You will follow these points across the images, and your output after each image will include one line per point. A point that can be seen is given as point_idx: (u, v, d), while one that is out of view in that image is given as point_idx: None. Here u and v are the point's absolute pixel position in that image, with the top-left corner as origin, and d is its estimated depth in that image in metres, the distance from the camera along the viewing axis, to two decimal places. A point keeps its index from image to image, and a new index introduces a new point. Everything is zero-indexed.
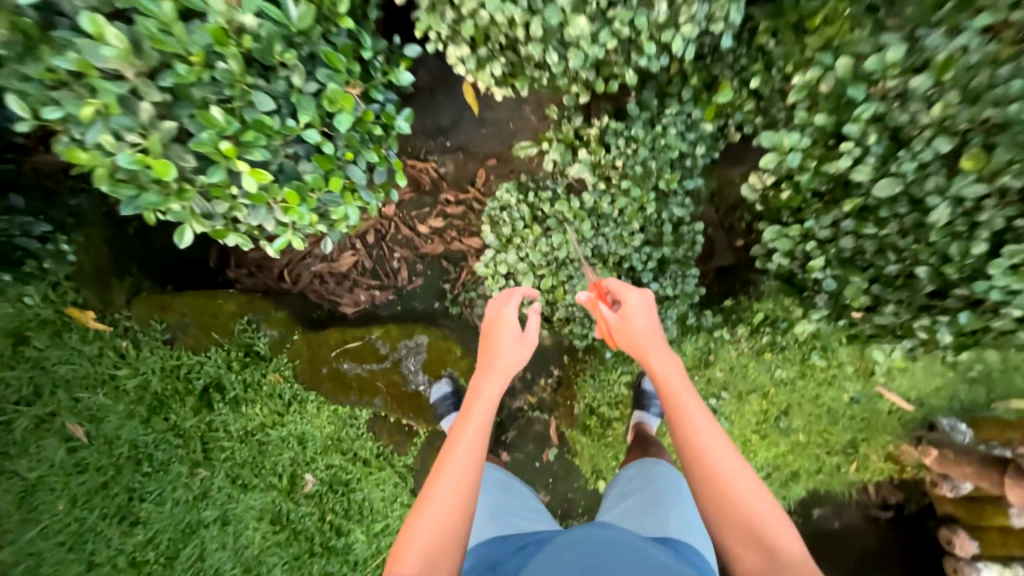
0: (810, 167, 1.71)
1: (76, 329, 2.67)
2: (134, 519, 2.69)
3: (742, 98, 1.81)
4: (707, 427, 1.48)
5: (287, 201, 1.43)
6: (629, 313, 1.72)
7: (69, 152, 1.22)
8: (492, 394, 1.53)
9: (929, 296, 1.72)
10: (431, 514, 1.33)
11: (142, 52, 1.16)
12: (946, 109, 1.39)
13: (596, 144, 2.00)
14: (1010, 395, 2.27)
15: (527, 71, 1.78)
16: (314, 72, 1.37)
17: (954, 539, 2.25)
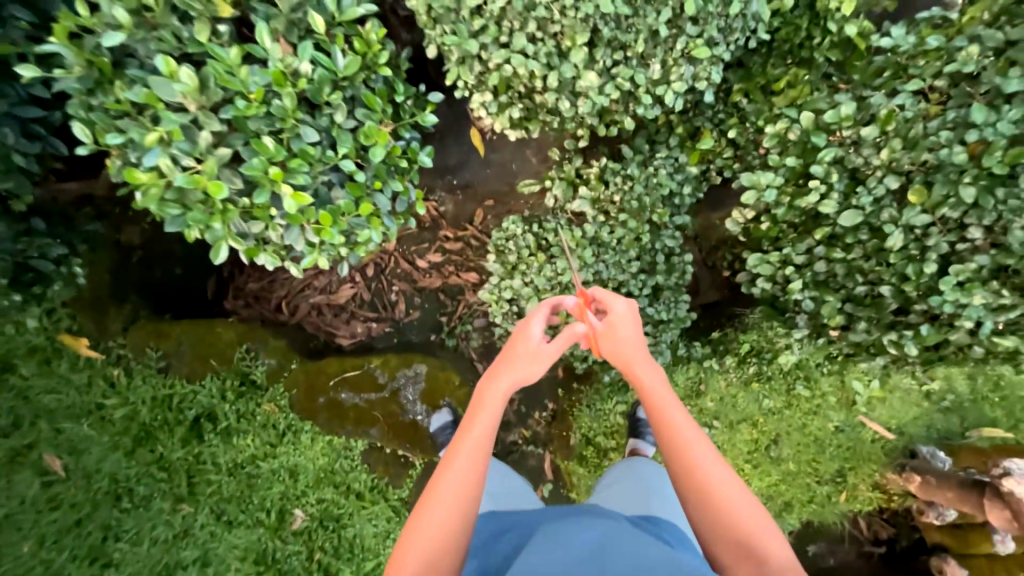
0: (784, 202, 1.89)
1: (66, 356, 2.62)
2: (107, 560, 2.54)
3: (722, 145, 2.03)
4: (700, 442, 1.45)
5: (322, 223, 1.52)
6: (615, 325, 1.67)
7: (129, 172, 1.33)
8: (492, 409, 1.50)
9: (894, 313, 1.89)
10: (427, 528, 1.35)
11: (208, 90, 1.33)
12: (892, 153, 1.66)
13: (596, 182, 2.11)
14: (981, 424, 2.40)
15: (540, 116, 1.97)
16: (353, 111, 1.53)
17: (945, 567, 2.29)
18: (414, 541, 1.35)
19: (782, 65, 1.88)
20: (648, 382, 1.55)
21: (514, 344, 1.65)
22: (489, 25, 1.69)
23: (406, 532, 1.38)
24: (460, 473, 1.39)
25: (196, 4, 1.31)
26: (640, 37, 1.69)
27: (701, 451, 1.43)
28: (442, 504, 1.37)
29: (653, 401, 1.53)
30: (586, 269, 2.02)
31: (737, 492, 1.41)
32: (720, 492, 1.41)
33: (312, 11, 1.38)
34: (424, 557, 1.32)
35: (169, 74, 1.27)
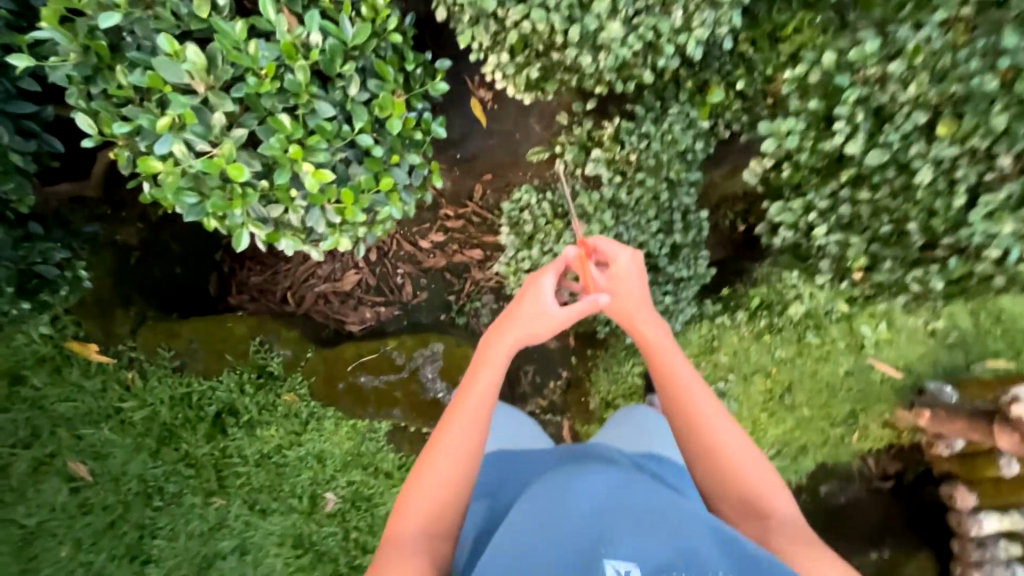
0: (808, 147, 1.84)
1: (77, 363, 2.60)
2: (147, 557, 2.56)
3: (730, 100, 1.99)
4: (703, 393, 1.62)
5: (344, 201, 1.48)
6: (624, 280, 1.78)
7: (143, 161, 1.32)
8: (493, 370, 1.59)
9: (921, 249, 1.86)
10: (428, 484, 1.46)
11: (217, 68, 1.28)
12: (920, 87, 1.57)
13: (612, 141, 2.10)
14: (984, 356, 2.48)
15: (558, 75, 1.95)
16: (365, 83, 1.48)
17: (955, 493, 2.42)
18: (414, 495, 1.46)
19: (788, 10, 1.76)
20: (653, 338, 1.71)
21: (520, 301, 1.69)
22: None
23: (408, 487, 1.49)
24: (461, 433, 1.50)
25: None
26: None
27: (705, 400, 1.60)
28: (442, 461, 1.47)
29: (658, 355, 1.68)
30: (608, 232, 2.06)
31: (737, 439, 1.58)
32: (721, 438, 1.57)
33: None
34: (426, 511, 1.44)
35: (173, 54, 1.23)
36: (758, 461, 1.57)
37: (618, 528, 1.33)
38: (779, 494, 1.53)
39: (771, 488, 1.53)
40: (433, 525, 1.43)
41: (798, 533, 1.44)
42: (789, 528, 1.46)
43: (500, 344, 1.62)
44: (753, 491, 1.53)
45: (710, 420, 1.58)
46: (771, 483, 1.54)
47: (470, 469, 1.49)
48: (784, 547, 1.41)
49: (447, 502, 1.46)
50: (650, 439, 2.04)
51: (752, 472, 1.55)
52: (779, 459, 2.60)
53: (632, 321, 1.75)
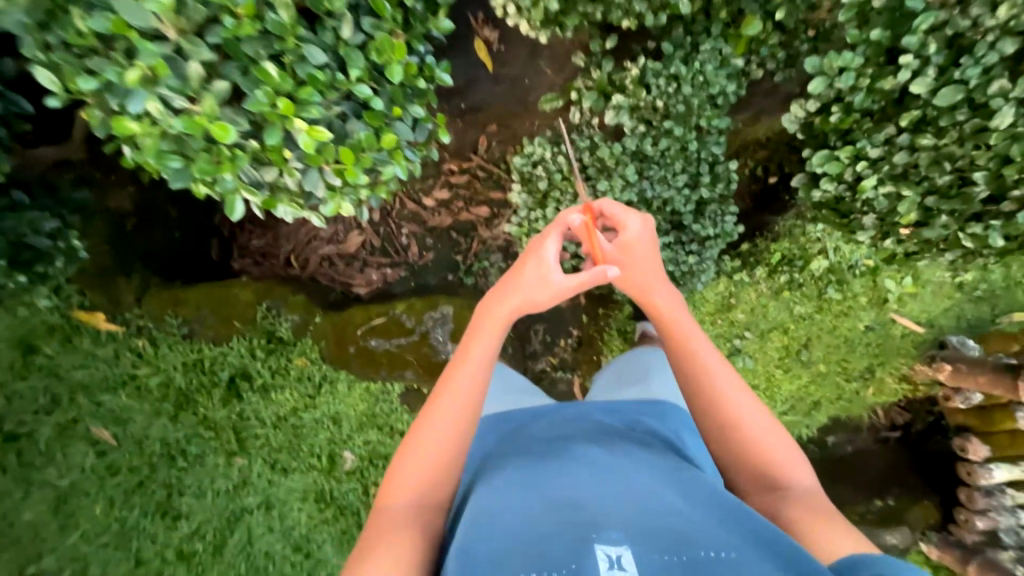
0: (864, 86, 1.64)
1: (87, 332, 2.59)
2: (177, 513, 2.68)
3: (768, 33, 1.76)
4: (718, 366, 1.56)
5: (343, 161, 1.36)
6: (634, 251, 1.64)
7: (117, 122, 1.17)
8: (488, 341, 1.51)
9: (985, 202, 1.65)
10: (416, 453, 1.44)
11: (188, 8, 1.12)
12: (1013, 9, 1.36)
13: (636, 85, 1.85)
14: (1012, 310, 2.40)
15: (579, 6, 1.75)
16: (359, 21, 1.31)
17: (967, 446, 2.40)
18: (403, 464, 1.44)
19: None
20: (667, 311, 1.62)
21: (522, 268, 1.56)
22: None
23: (399, 455, 1.47)
24: (453, 404, 1.45)
25: None
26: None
27: (720, 370, 1.55)
28: (431, 431, 1.44)
29: (673, 327, 1.61)
30: (630, 189, 1.89)
31: (754, 412, 1.51)
32: (736, 407, 1.51)
33: None
34: (416, 480, 1.42)
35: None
36: (776, 434, 1.51)
37: (614, 502, 1.30)
38: (797, 467, 1.47)
39: (788, 460, 1.48)
40: (421, 495, 1.42)
41: (815, 507, 1.39)
42: (808, 501, 1.41)
43: (496, 314, 1.52)
44: (769, 462, 1.48)
45: (726, 394, 1.52)
46: (788, 456, 1.49)
47: (462, 439, 1.46)
48: (800, 520, 1.36)
49: (435, 473, 1.43)
50: (649, 384, 1.99)
51: (770, 445, 1.49)
52: (791, 414, 2.59)
53: (644, 295, 1.64)
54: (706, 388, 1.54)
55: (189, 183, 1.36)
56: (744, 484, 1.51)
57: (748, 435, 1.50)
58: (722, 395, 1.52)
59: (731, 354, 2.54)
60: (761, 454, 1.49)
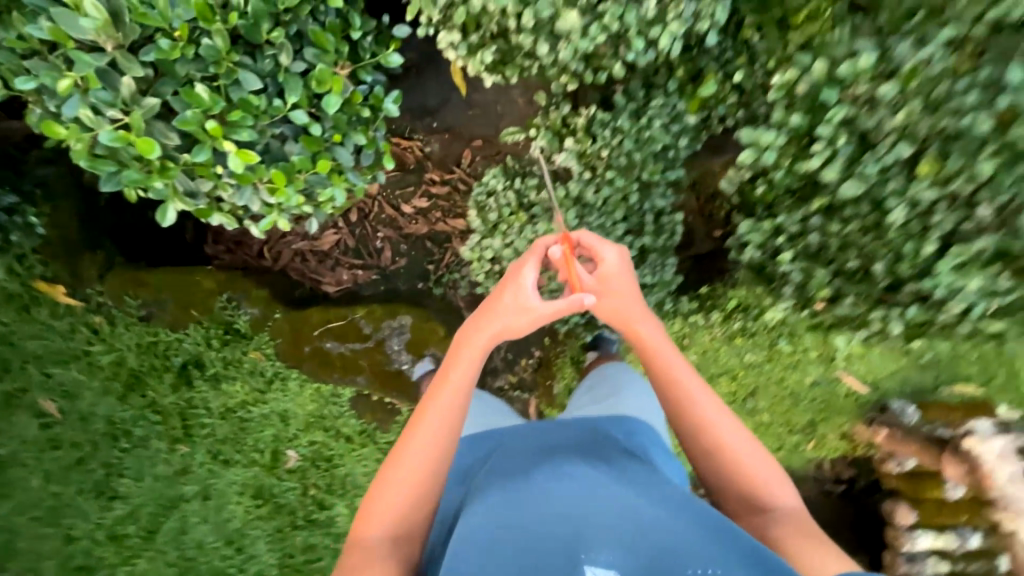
0: (784, 166, 1.53)
1: (45, 303, 2.58)
2: (114, 494, 2.66)
3: (726, 92, 1.69)
4: (702, 395, 1.45)
5: (274, 182, 1.36)
6: (613, 282, 1.55)
7: (44, 125, 1.19)
8: (465, 364, 1.41)
9: (885, 289, 1.55)
10: (392, 485, 1.35)
11: (122, 25, 1.13)
12: (910, 117, 1.26)
13: (584, 134, 1.88)
14: (954, 380, 2.32)
15: (518, 60, 1.63)
16: (301, 52, 1.31)
17: (896, 509, 2.52)
18: (379, 497, 1.35)
19: None
20: (653, 342, 1.49)
21: (500, 292, 1.45)
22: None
23: (373, 488, 1.38)
24: (429, 430, 1.36)
25: None
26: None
27: (705, 400, 1.45)
28: (406, 462, 1.35)
29: (655, 358, 1.49)
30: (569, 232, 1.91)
31: (739, 433, 1.43)
32: (722, 434, 1.43)
33: None
34: (389, 513, 1.33)
35: (74, 7, 1.08)
36: (758, 453, 1.44)
37: (589, 523, 1.20)
38: (781, 487, 1.40)
39: (774, 480, 1.41)
40: (396, 529, 1.34)
41: (804, 528, 1.32)
42: (795, 521, 1.34)
43: (472, 347, 1.41)
44: (755, 485, 1.40)
45: (711, 423, 1.44)
46: (771, 474, 1.42)
47: (439, 462, 1.37)
48: (788, 541, 1.30)
49: (410, 503, 1.35)
50: (620, 399, 1.86)
51: (753, 466, 1.42)
52: None
53: (629, 324, 1.51)
54: (687, 414, 1.46)
55: (122, 188, 1.35)
56: (731, 506, 1.45)
57: (733, 460, 1.42)
58: (706, 420, 1.44)
59: None
60: (745, 476, 1.41)
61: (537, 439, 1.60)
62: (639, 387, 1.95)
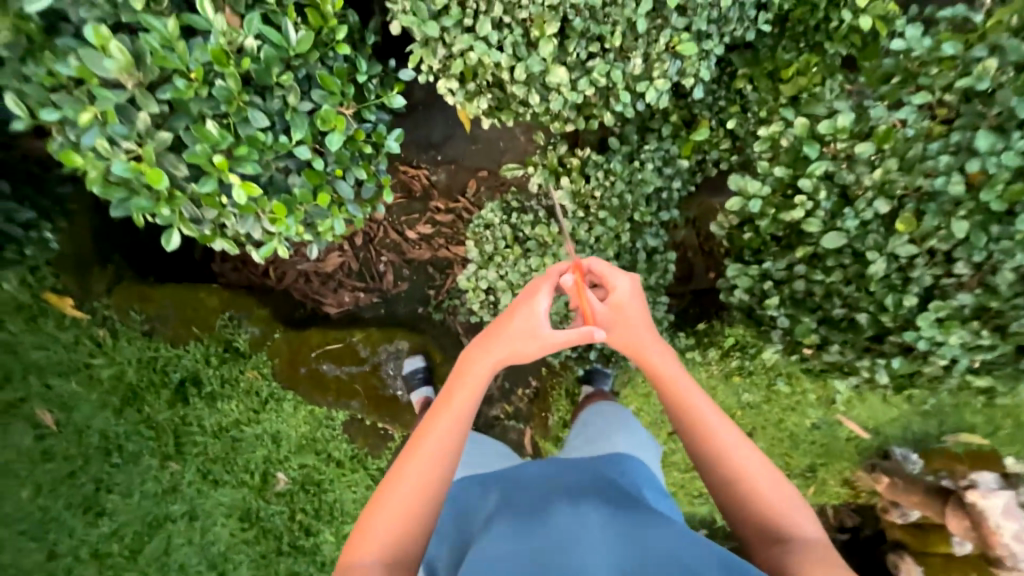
0: (769, 215, 1.57)
1: (53, 314, 2.65)
2: (100, 510, 2.65)
3: (719, 137, 1.76)
4: (717, 422, 1.38)
5: (276, 213, 1.34)
6: (626, 311, 1.46)
7: (63, 154, 1.20)
8: (470, 384, 1.37)
9: (870, 338, 1.59)
10: (391, 505, 1.27)
11: (144, 65, 1.14)
12: (887, 174, 1.41)
13: (577, 173, 1.76)
14: (959, 430, 2.37)
15: (512, 107, 1.59)
16: (309, 93, 1.30)
17: (901, 563, 2.37)
18: (376, 519, 1.27)
19: (794, 49, 1.62)
20: (661, 367, 1.44)
21: (511, 313, 1.42)
22: (452, 6, 1.41)
23: (369, 510, 1.30)
24: (429, 448, 1.31)
25: None
26: (618, 31, 1.41)
27: (718, 425, 1.37)
28: (405, 482, 1.28)
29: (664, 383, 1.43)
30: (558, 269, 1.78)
31: (752, 457, 1.33)
32: (739, 461, 1.33)
33: None
34: (386, 537, 1.25)
35: (100, 47, 1.09)
36: (774, 480, 1.32)
37: (588, 554, 1.22)
38: (800, 514, 1.28)
39: (795, 513, 1.28)
40: (390, 557, 1.24)
41: (826, 559, 1.17)
42: (816, 552, 1.19)
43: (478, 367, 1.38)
44: (774, 516, 1.28)
45: (723, 448, 1.35)
46: (790, 500, 1.29)
47: (439, 485, 1.30)
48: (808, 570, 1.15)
49: (407, 527, 1.26)
50: (614, 438, 1.77)
51: (770, 492, 1.30)
52: None
53: (640, 350, 1.46)
54: (696, 437, 1.38)
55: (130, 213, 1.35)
56: (749, 539, 1.29)
57: (748, 487, 1.31)
58: (717, 443, 1.35)
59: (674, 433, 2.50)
60: (759, 503, 1.29)
61: (538, 479, 1.56)
62: (632, 425, 1.87)
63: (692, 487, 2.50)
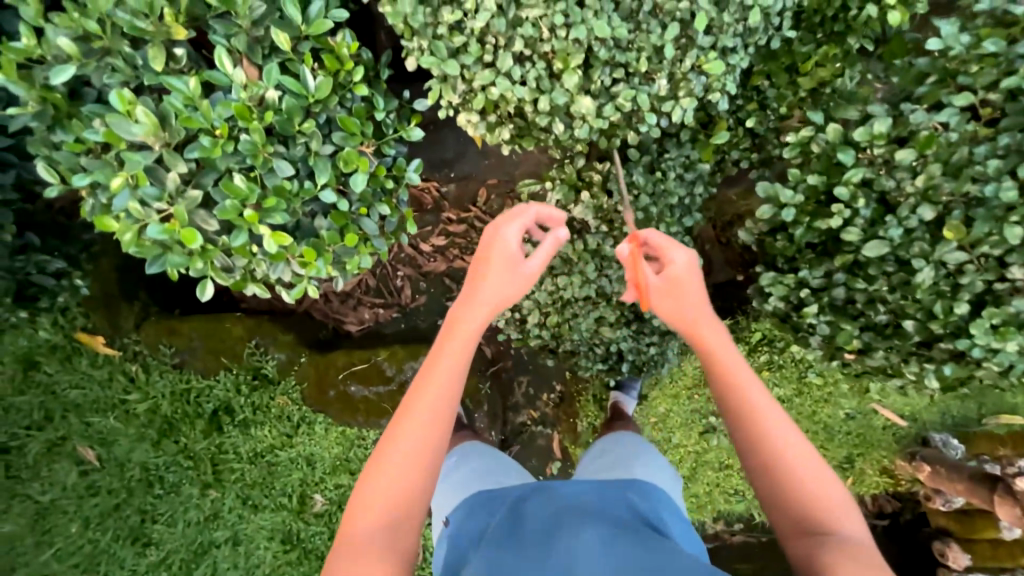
0: (803, 223, 1.54)
1: (86, 354, 2.69)
2: (147, 540, 2.73)
3: (738, 137, 1.72)
4: (766, 405, 1.19)
5: (305, 257, 1.35)
6: (683, 287, 1.26)
7: (98, 221, 1.19)
8: (460, 354, 1.21)
9: (918, 344, 1.51)
10: (388, 464, 1.15)
11: (169, 126, 1.16)
12: (930, 179, 1.34)
13: (600, 188, 1.67)
14: (998, 412, 2.32)
15: (534, 134, 1.58)
16: (330, 136, 1.29)
17: (947, 551, 2.32)
18: (372, 479, 1.15)
19: (810, 41, 1.57)
20: (713, 344, 1.24)
21: (497, 263, 1.25)
22: (471, 43, 1.37)
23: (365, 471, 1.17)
24: (426, 405, 1.17)
25: (146, 29, 1.07)
26: (644, 57, 1.37)
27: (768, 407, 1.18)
28: (403, 440, 1.15)
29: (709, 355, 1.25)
30: (588, 286, 1.72)
31: (798, 439, 1.16)
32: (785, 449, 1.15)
33: (273, 26, 1.14)
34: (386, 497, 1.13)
35: (126, 112, 1.11)
36: (821, 470, 1.14)
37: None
38: (844, 510, 1.10)
39: (843, 513, 1.10)
40: (391, 517, 1.12)
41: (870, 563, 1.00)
42: (856, 553, 1.03)
43: (476, 319, 1.23)
44: (818, 508, 1.11)
45: (766, 427, 1.17)
46: (837, 495, 1.12)
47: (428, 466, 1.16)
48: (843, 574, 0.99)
49: (409, 486, 1.14)
50: (631, 465, 1.67)
51: (812, 481, 1.13)
52: None
53: (690, 323, 1.26)
54: (731, 407, 1.21)
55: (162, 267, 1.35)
56: (777, 526, 1.14)
57: (788, 472, 1.13)
58: (759, 421, 1.17)
59: (706, 431, 2.48)
60: (795, 492, 1.12)
61: (553, 495, 1.47)
62: (653, 455, 1.76)
63: (727, 484, 2.49)
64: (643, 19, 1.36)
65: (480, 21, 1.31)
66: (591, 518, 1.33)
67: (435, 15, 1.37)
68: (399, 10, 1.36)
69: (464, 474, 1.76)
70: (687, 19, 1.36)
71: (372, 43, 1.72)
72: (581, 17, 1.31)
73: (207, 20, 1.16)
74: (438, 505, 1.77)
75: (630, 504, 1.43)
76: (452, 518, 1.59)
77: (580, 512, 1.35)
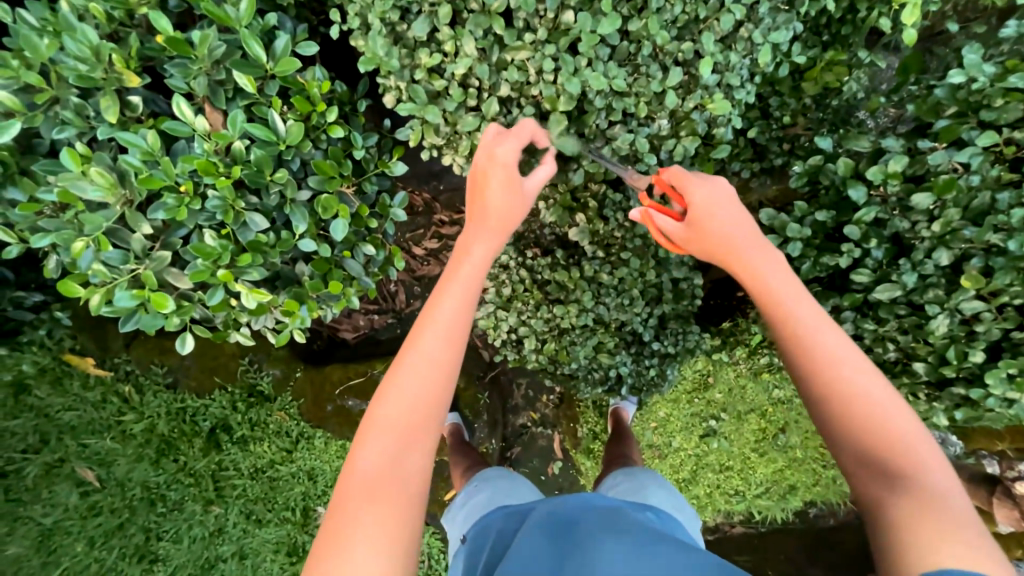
0: (810, 257, 1.49)
1: (77, 375, 2.57)
2: (154, 556, 2.66)
3: (740, 147, 1.60)
4: (834, 346, 0.97)
5: (288, 308, 1.36)
6: (714, 222, 1.11)
7: (64, 285, 1.18)
8: (453, 305, 1.05)
9: (931, 383, 1.48)
10: (384, 432, 0.99)
11: (129, 184, 1.17)
12: (948, 224, 1.31)
13: (595, 213, 1.59)
14: None
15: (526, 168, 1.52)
16: (306, 180, 1.30)
17: None
18: (365, 451, 0.99)
19: (816, 46, 1.46)
20: (760, 277, 1.05)
21: (497, 200, 1.12)
22: (452, 87, 1.32)
23: (356, 442, 1.02)
24: (419, 366, 1.02)
25: (97, 77, 1.08)
26: (642, 103, 1.33)
27: (837, 345, 0.97)
28: (397, 403, 1.00)
29: (771, 298, 1.03)
30: (585, 315, 1.69)
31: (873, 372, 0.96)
32: (863, 392, 0.94)
33: (236, 69, 1.12)
34: (380, 476, 0.96)
35: (81, 171, 1.11)
36: (900, 411, 0.94)
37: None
38: (929, 454, 0.92)
39: (933, 462, 0.91)
40: (390, 494, 0.95)
41: (954, 521, 0.84)
42: (939, 511, 0.85)
43: (471, 259, 1.09)
44: (906, 461, 0.90)
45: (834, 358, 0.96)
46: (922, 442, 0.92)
47: (432, 429, 1.01)
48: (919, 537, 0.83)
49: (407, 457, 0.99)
50: (647, 494, 1.63)
51: (896, 424, 0.93)
52: (765, 497, 2.44)
53: (728, 255, 1.09)
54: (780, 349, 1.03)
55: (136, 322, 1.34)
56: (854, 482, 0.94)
57: (861, 415, 0.93)
58: (819, 352, 0.97)
59: (706, 434, 2.42)
60: (866, 438, 0.93)
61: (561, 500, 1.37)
62: (666, 488, 1.70)
63: (728, 485, 2.46)
64: (642, 62, 1.31)
65: (461, 67, 1.27)
66: (606, 529, 1.21)
67: (413, 57, 1.31)
68: (372, 50, 1.26)
69: (475, 499, 1.71)
70: (689, 58, 1.32)
71: (350, 75, 1.60)
72: (571, 67, 1.26)
73: (162, 61, 1.17)
74: (457, 527, 1.73)
75: (647, 517, 1.35)
76: (465, 538, 1.52)
77: (595, 521, 1.24)
